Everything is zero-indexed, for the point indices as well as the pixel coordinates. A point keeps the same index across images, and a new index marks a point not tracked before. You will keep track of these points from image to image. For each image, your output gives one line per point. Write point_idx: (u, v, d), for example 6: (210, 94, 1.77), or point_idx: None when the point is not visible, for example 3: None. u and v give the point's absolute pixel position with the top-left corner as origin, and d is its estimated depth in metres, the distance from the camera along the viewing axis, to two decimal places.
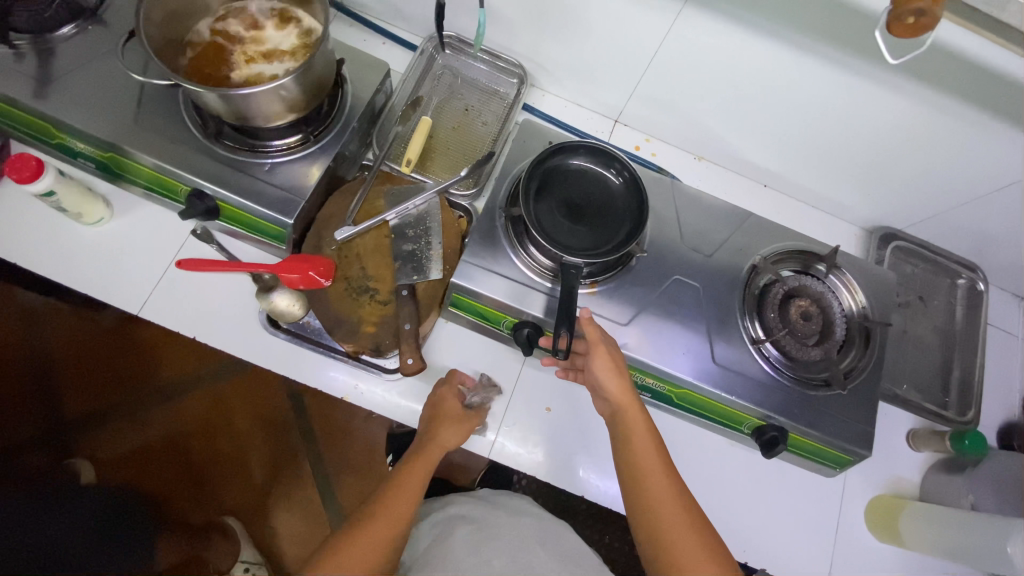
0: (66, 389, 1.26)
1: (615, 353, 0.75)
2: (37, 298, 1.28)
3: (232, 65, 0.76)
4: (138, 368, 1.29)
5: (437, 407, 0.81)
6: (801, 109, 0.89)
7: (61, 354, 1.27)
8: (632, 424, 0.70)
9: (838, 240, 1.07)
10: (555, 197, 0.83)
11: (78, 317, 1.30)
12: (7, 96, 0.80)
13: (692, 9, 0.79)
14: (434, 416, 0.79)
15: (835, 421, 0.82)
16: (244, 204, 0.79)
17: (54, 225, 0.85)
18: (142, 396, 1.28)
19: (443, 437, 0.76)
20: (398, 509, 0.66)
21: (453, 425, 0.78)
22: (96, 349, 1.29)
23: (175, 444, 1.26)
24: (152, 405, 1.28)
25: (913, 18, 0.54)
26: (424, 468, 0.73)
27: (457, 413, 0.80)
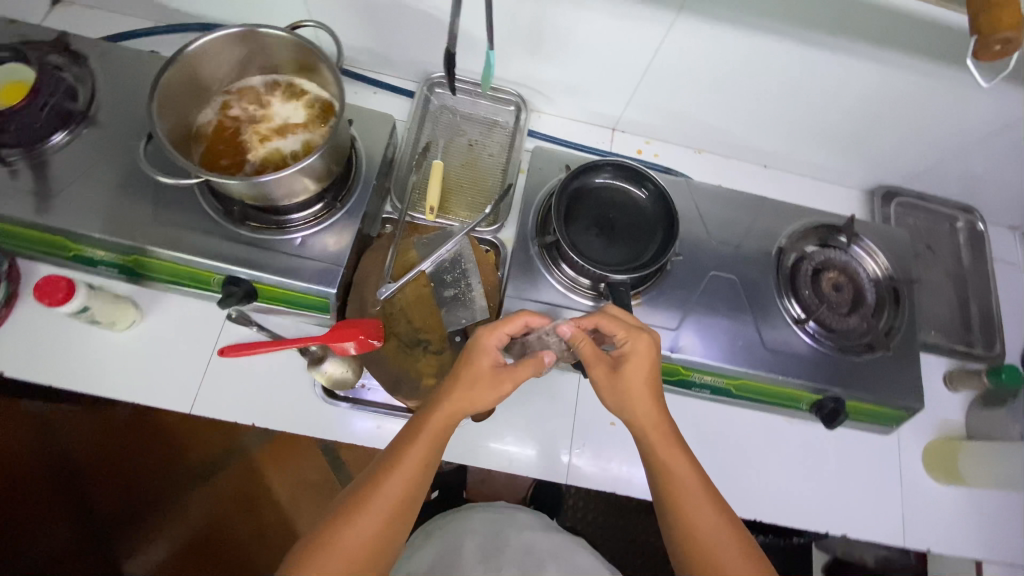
0: (93, 493, 1.18)
1: (636, 386, 0.66)
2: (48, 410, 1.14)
3: (247, 146, 0.75)
4: (166, 508, 1.23)
5: (473, 359, 0.67)
6: (797, 92, 0.93)
7: (80, 458, 1.18)
8: (682, 487, 0.62)
9: (841, 205, 1.11)
10: (585, 218, 0.85)
11: (94, 434, 1.20)
12: (11, 218, 0.77)
13: (686, 17, 0.82)
14: (465, 369, 0.67)
15: (885, 380, 0.86)
16: (283, 282, 0.78)
17: (84, 337, 0.82)
18: (177, 485, 1.23)
19: (462, 400, 0.64)
20: (390, 497, 0.60)
21: (482, 387, 0.65)
22: (113, 497, 1.20)
23: (220, 526, 1.24)
24: (189, 490, 1.24)
25: (1001, 46, 0.50)
26: (435, 439, 0.63)
27: (490, 374, 0.66)
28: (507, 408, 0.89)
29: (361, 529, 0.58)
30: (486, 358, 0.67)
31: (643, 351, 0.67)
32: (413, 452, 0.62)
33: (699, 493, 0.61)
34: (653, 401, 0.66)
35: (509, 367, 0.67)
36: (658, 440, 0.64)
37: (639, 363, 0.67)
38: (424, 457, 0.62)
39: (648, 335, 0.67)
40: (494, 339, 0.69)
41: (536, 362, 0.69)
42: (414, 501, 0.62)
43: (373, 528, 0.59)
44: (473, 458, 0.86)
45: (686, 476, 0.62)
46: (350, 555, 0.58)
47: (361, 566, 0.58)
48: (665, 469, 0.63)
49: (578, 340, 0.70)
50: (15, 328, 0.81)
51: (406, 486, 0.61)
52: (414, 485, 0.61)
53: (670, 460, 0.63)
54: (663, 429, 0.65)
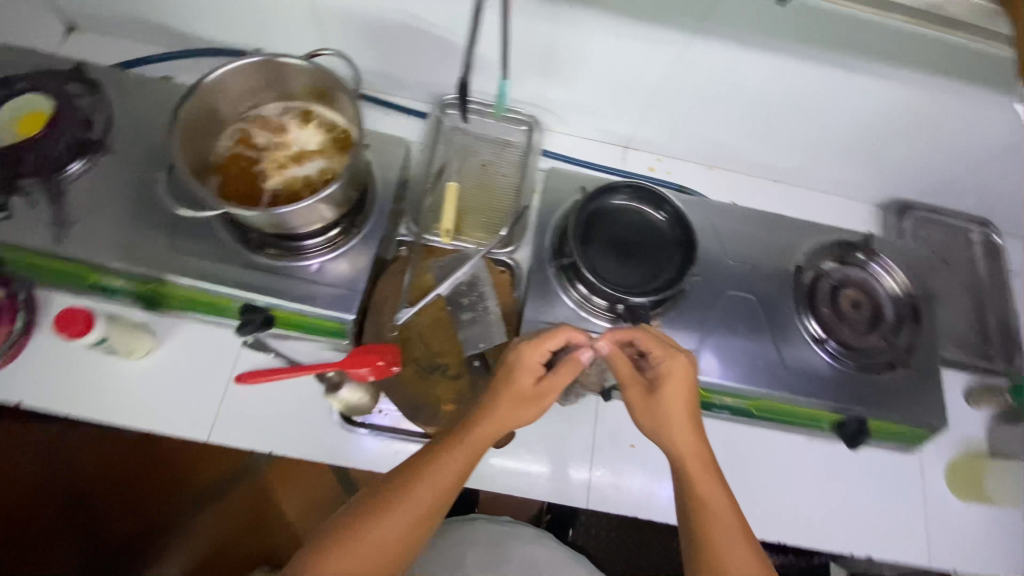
0: (103, 517, 1.16)
1: (675, 407, 0.66)
2: (52, 433, 1.13)
3: (264, 174, 0.75)
4: (174, 539, 1.18)
5: (517, 373, 0.67)
6: (811, 109, 0.93)
7: (87, 483, 1.16)
8: (715, 511, 0.60)
9: (856, 220, 1.10)
10: (602, 240, 0.84)
11: (106, 458, 1.16)
12: (29, 247, 0.77)
13: (701, 39, 0.83)
14: (507, 382, 0.67)
15: (907, 399, 0.85)
16: (301, 308, 0.78)
17: (103, 366, 0.82)
18: (185, 507, 1.19)
19: (502, 413, 0.65)
20: (423, 500, 0.59)
21: (520, 402, 0.66)
22: (124, 524, 1.16)
23: (230, 545, 1.22)
24: (197, 512, 1.20)
25: None
26: (471, 450, 0.62)
27: (531, 391, 0.67)
28: (525, 432, 0.88)
29: (388, 531, 0.57)
30: (526, 374, 0.67)
31: (680, 372, 0.67)
32: (451, 460, 0.61)
33: (729, 520, 0.60)
34: (689, 424, 0.65)
35: (548, 381, 0.68)
36: (691, 465, 0.64)
37: (677, 386, 0.67)
38: (462, 469, 0.61)
39: (684, 357, 0.68)
40: (538, 355, 0.69)
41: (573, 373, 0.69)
42: (440, 512, 0.60)
43: (399, 532, 0.57)
44: (493, 483, 0.85)
45: (717, 504, 0.61)
46: (374, 557, 0.56)
47: (382, 568, 0.56)
48: (698, 497, 0.61)
49: (614, 358, 0.71)
50: (35, 358, 0.81)
51: (438, 491, 0.60)
52: (446, 491, 0.60)
53: (702, 485, 0.62)
54: (696, 453, 0.64)
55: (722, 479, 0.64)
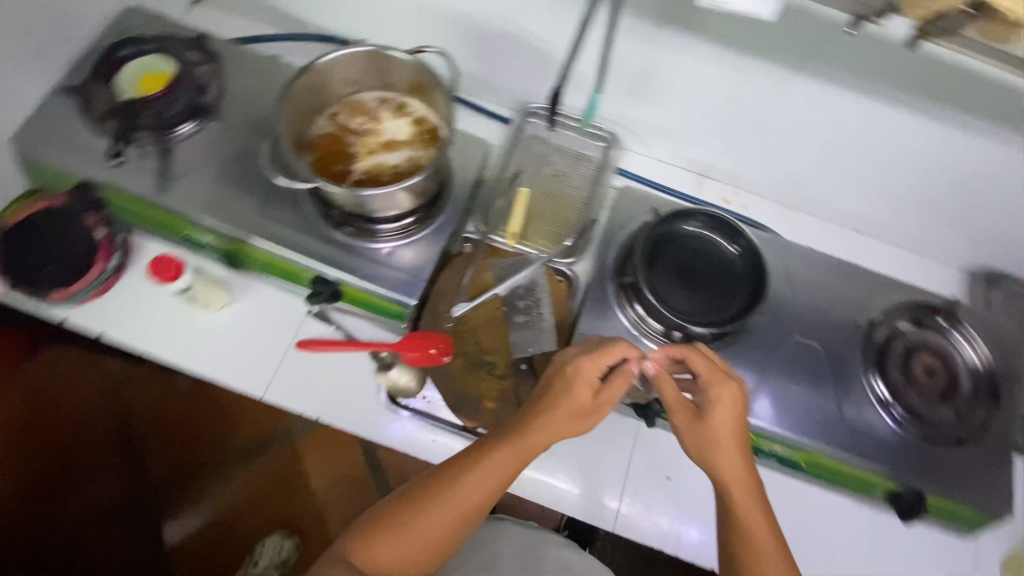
0: (150, 454, 1.23)
1: (724, 436, 0.63)
2: (120, 367, 1.25)
3: (354, 156, 0.79)
4: (207, 487, 1.25)
5: (573, 388, 0.66)
6: (906, 161, 0.89)
7: (143, 419, 1.24)
8: (758, 547, 0.58)
9: (938, 284, 1.04)
10: (668, 264, 0.83)
11: (164, 399, 1.26)
12: (134, 194, 0.85)
13: (802, 77, 0.81)
14: (562, 392, 0.66)
15: (970, 480, 0.80)
16: (367, 286, 0.82)
17: (180, 312, 0.89)
18: (223, 458, 1.26)
19: (556, 425, 0.65)
20: (467, 499, 0.61)
21: (571, 415, 0.65)
22: (165, 464, 1.23)
23: (258, 504, 1.25)
24: (233, 465, 1.26)
25: None
26: (520, 455, 0.63)
27: (586, 404, 0.65)
28: (561, 444, 0.88)
29: (431, 526, 0.60)
30: (582, 389, 0.66)
31: (728, 399, 0.64)
32: (496, 463, 0.62)
33: (774, 559, 0.58)
34: (738, 455, 0.63)
35: (601, 397, 0.67)
36: (736, 496, 0.62)
37: (727, 415, 0.64)
38: (505, 473, 0.63)
39: (735, 383, 0.65)
40: (593, 369, 0.67)
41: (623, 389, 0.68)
42: (482, 512, 0.62)
43: (442, 527, 0.60)
44: (521, 487, 0.86)
45: (762, 538, 0.59)
46: (419, 546, 0.59)
47: (424, 557, 0.60)
48: (741, 530, 0.59)
49: (663, 378, 0.68)
50: (125, 297, 0.90)
51: (483, 493, 0.61)
52: (491, 493, 0.62)
53: (746, 517, 0.60)
54: (744, 483, 0.62)
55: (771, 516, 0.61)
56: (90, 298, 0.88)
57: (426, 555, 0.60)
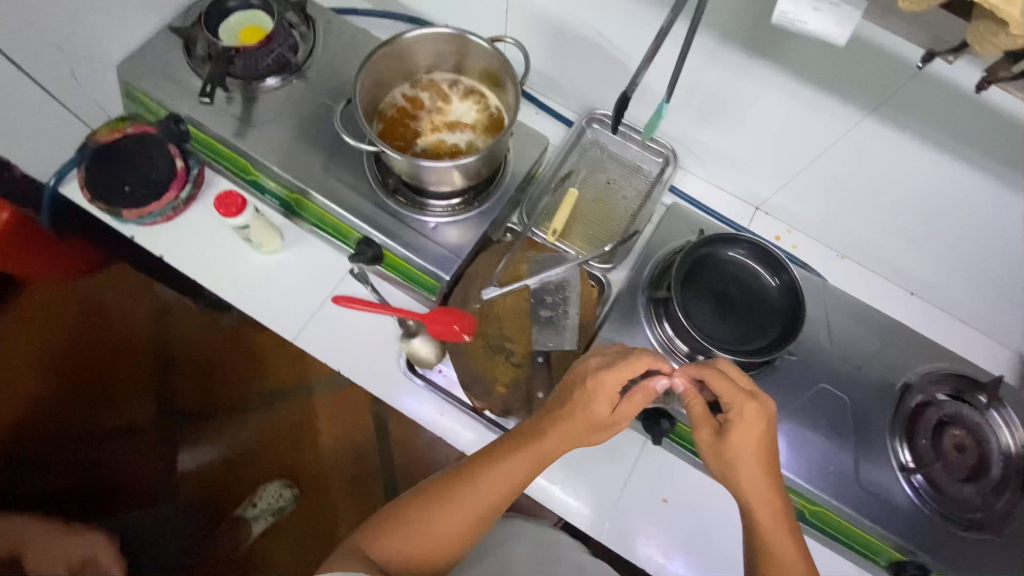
0: (182, 380, 1.32)
1: (751, 459, 0.62)
2: (172, 296, 1.35)
3: (420, 131, 0.83)
4: (225, 423, 1.31)
5: (592, 400, 0.65)
6: (975, 229, 0.84)
7: (182, 348, 1.33)
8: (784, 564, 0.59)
9: (987, 363, 0.99)
10: (703, 287, 0.83)
11: (205, 333, 1.35)
12: (216, 134, 0.92)
13: (873, 120, 0.77)
14: (580, 406, 0.66)
15: (980, 566, 0.77)
16: (408, 255, 0.85)
17: (235, 248, 0.95)
18: (247, 398, 1.33)
19: (569, 436, 0.66)
20: (480, 503, 0.64)
21: (588, 429, 0.66)
22: (192, 393, 1.31)
23: (270, 448, 1.31)
24: (254, 407, 1.33)
25: None
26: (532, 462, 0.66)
27: (603, 418, 0.66)
28: None
29: (445, 527, 0.64)
30: (602, 404, 0.65)
31: (754, 420, 0.63)
32: (510, 468, 0.65)
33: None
34: (764, 478, 0.62)
35: (620, 412, 0.67)
36: (761, 516, 0.61)
37: (751, 440, 0.62)
38: (517, 476, 0.65)
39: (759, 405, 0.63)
40: (615, 383, 0.66)
41: (644, 401, 0.67)
42: (495, 511, 0.66)
43: (457, 527, 0.64)
44: None
45: (785, 560, 0.59)
46: (437, 541, 0.64)
47: (441, 551, 0.64)
48: (765, 549, 0.60)
49: (689, 397, 0.68)
50: (189, 226, 0.97)
51: (495, 497, 0.65)
52: (505, 496, 0.65)
53: (770, 539, 0.60)
54: (767, 502, 0.62)
55: (798, 533, 0.62)
56: (158, 222, 0.95)
57: (445, 548, 0.64)
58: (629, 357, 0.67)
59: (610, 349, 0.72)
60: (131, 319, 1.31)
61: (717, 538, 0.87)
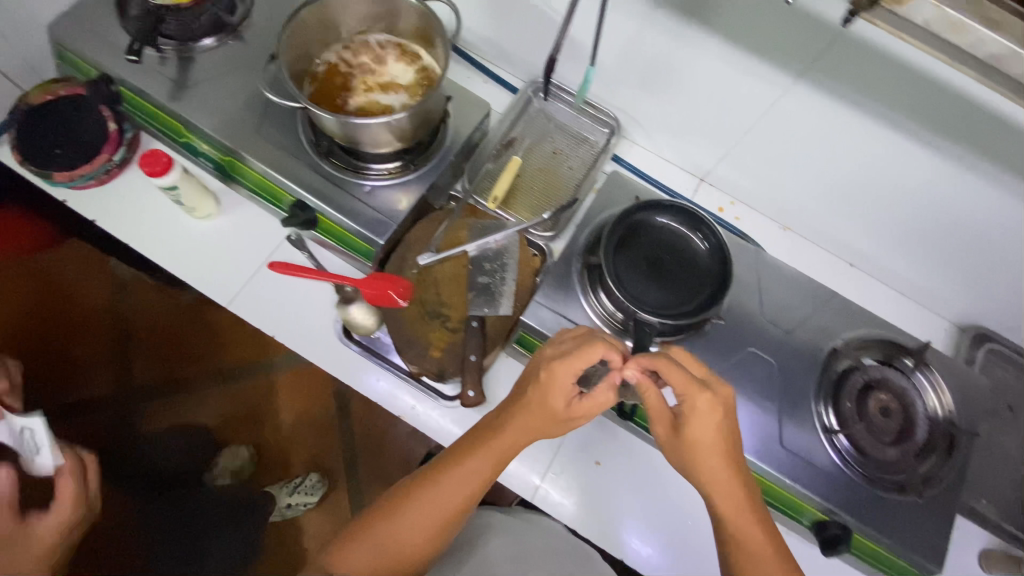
0: (138, 355, 1.30)
1: (710, 446, 0.63)
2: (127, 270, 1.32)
3: (352, 91, 0.82)
4: (183, 399, 1.29)
5: (547, 394, 0.65)
6: (908, 197, 0.84)
7: (139, 322, 1.31)
8: (749, 544, 0.61)
9: (924, 333, 1.01)
10: (636, 252, 0.83)
11: (162, 308, 1.32)
12: (149, 95, 0.89)
13: (803, 86, 0.77)
14: (537, 401, 0.66)
15: (905, 528, 0.77)
16: (341, 219, 0.83)
17: (170, 214, 0.93)
18: (204, 374, 1.31)
19: (529, 429, 0.66)
20: (447, 503, 0.64)
21: (548, 421, 0.66)
22: (152, 371, 1.29)
23: (228, 424, 1.29)
24: (211, 384, 1.31)
25: None
26: (497, 457, 0.66)
27: (561, 411, 0.66)
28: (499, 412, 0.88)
29: (415, 529, 0.64)
30: (558, 397, 0.65)
31: (706, 410, 0.63)
32: (472, 464, 0.65)
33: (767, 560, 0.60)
34: (722, 464, 0.63)
35: (582, 404, 0.66)
36: (723, 502, 0.63)
37: (705, 428, 0.63)
38: (480, 473, 0.65)
39: (710, 394, 0.63)
40: (569, 375, 0.65)
41: (602, 396, 0.66)
42: (466, 509, 0.66)
43: (428, 528, 0.64)
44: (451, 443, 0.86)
45: (752, 540, 0.61)
46: (406, 545, 0.64)
47: (414, 554, 0.64)
48: (729, 533, 0.62)
49: (643, 388, 0.67)
50: (123, 191, 0.94)
51: (462, 496, 0.65)
52: (471, 495, 0.65)
53: (735, 522, 0.62)
54: (730, 487, 0.63)
55: (761, 512, 0.64)
56: (90, 185, 0.92)
57: (420, 551, 0.64)
58: (581, 349, 0.65)
59: (565, 337, 0.70)
60: (89, 292, 1.30)
61: (650, 500, 0.89)
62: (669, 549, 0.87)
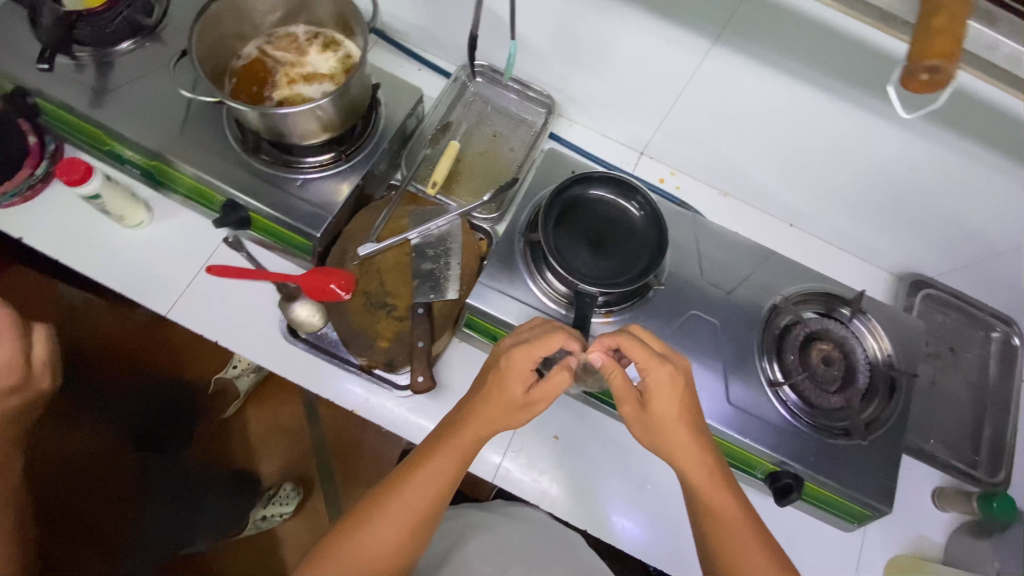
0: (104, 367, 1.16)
1: (677, 419, 0.63)
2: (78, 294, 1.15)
3: (274, 84, 0.80)
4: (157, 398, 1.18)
5: (506, 383, 0.64)
6: (832, 151, 0.87)
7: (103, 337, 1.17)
8: (723, 513, 0.61)
9: (863, 284, 1.04)
10: (574, 225, 0.84)
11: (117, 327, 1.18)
12: (65, 103, 0.86)
13: (720, 48, 0.78)
14: (497, 392, 0.65)
15: (855, 473, 0.79)
16: (274, 215, 0.82)
17: (101, 226, 0.90)
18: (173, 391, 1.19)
19: (492, 421, 0.65)
20: (417, 506, 0.61)
21: (510, 412, 0.64)
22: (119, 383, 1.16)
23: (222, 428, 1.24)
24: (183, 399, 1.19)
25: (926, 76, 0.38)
26: (463, 454, 0.64)
27: (520, 400, 0.64)
28: (453, 398, 0.87)
29: (383, 538, 0.60)
30: (517, 385, 0.64)
31: (666, 383, 0.63)
32: (439, 461, 0.63)
33: (742, 528, 0.60)
34: (689, 437, 0.63)
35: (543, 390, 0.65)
36: (695, 475, 0.63)
37: (667, 400, 0.63)
38: (450, 468, 0.63)
39: (669, 366, 0.63)
40: (527, 363, 0.64)
41: (563, 381, 0.65)
42: (437, 509, 0.63)
43: (397, 535, 0.60)
44: (407, 431, 0.85)
45: (725, 510, 0.61)
46: (374, 559, 0.59)
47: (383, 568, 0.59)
48: (705, 505, 0.62)
49: (609, 369, 0.67)
50: (48, 206, 0.91)
51: (432, 496, 0.62)
52: (439, 494, 0.62)
53: (709, 493, 0.62)
54: (701, 461, 0.63)
55: (731, 480, 0.64)
56: (13, 202, 0.89)
57: (391, 563, 0.60)
58: (543, 337, 0.65)
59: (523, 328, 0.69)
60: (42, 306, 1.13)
61: (611, 470, 0.90)
62: (632, 515, 0.88)
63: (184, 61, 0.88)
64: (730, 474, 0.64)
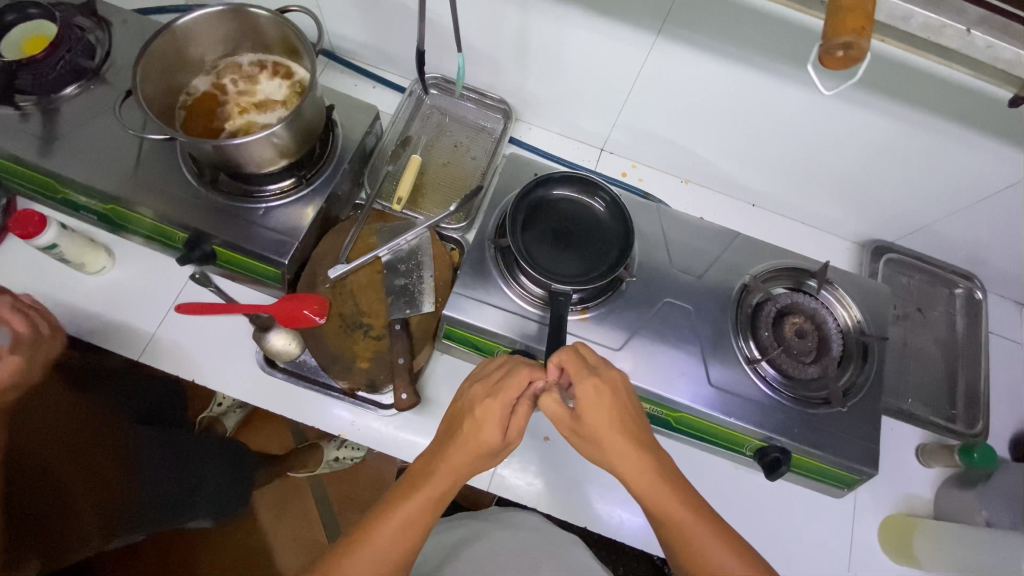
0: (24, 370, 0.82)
1: (627, 438, 0.64)
2: None
3: (226, 116, 0.80)
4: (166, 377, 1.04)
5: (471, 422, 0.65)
6: (783, 129, 0.89)
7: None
8: (680, 520, 0.62)
9: (830, 256, 1.07)
10: (541, 227, 0.84)
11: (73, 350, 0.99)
12: (12, 154, 0.83)
13: (665, 40, 0.80)
14: (468, 433, 0.65)
15: (839, 440, 0.81)
16: (240, 247, 0.81)
17: (61, 276, 0.88)
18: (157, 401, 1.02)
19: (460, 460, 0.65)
20: (386, 552, 0.60)
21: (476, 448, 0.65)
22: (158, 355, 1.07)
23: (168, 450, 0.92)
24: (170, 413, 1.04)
25: (841, 52, 0.40)
26: (433, 495, 0.64)
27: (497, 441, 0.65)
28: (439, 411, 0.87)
29: None
30: (490, 428, 0.64)
31: (610, 404, 0.65)
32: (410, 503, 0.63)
33: (702, 535, 0.61)
34: (640, 452, 0.64)
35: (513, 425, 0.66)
36: (649, 488, 0.64)
37: (612, 419, 0.65)
38: (420, 515, 0.63)
39: (609, 385, 0.66)
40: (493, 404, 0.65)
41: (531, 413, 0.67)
42: (410, 553, 0.62)
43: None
44: (396, 449, 0.85)
45: (682, 517, 0.62)
46: None
47: None
48: (662, 515, 0.63)
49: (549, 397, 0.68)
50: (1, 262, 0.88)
51: (406, 541, 0.61)
52: (413, 537, 0.62)
53: (665, 503, 0.63)
54: (640, 469, 0.63)
55: (688, 487, 0.65)
56: None
57: None
58: (508, 374, 0.67)
59: (487, 369, 0.71)
60: None
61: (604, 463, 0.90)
62: (629, 507, 0.88)
63: (132, 103, 0.86)
64: (683, 479, 0.65)
